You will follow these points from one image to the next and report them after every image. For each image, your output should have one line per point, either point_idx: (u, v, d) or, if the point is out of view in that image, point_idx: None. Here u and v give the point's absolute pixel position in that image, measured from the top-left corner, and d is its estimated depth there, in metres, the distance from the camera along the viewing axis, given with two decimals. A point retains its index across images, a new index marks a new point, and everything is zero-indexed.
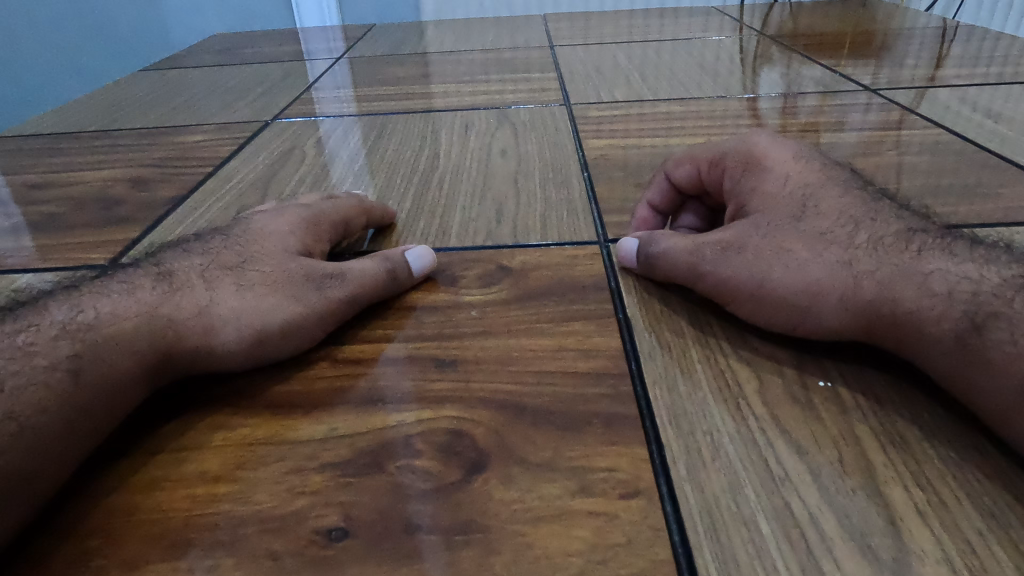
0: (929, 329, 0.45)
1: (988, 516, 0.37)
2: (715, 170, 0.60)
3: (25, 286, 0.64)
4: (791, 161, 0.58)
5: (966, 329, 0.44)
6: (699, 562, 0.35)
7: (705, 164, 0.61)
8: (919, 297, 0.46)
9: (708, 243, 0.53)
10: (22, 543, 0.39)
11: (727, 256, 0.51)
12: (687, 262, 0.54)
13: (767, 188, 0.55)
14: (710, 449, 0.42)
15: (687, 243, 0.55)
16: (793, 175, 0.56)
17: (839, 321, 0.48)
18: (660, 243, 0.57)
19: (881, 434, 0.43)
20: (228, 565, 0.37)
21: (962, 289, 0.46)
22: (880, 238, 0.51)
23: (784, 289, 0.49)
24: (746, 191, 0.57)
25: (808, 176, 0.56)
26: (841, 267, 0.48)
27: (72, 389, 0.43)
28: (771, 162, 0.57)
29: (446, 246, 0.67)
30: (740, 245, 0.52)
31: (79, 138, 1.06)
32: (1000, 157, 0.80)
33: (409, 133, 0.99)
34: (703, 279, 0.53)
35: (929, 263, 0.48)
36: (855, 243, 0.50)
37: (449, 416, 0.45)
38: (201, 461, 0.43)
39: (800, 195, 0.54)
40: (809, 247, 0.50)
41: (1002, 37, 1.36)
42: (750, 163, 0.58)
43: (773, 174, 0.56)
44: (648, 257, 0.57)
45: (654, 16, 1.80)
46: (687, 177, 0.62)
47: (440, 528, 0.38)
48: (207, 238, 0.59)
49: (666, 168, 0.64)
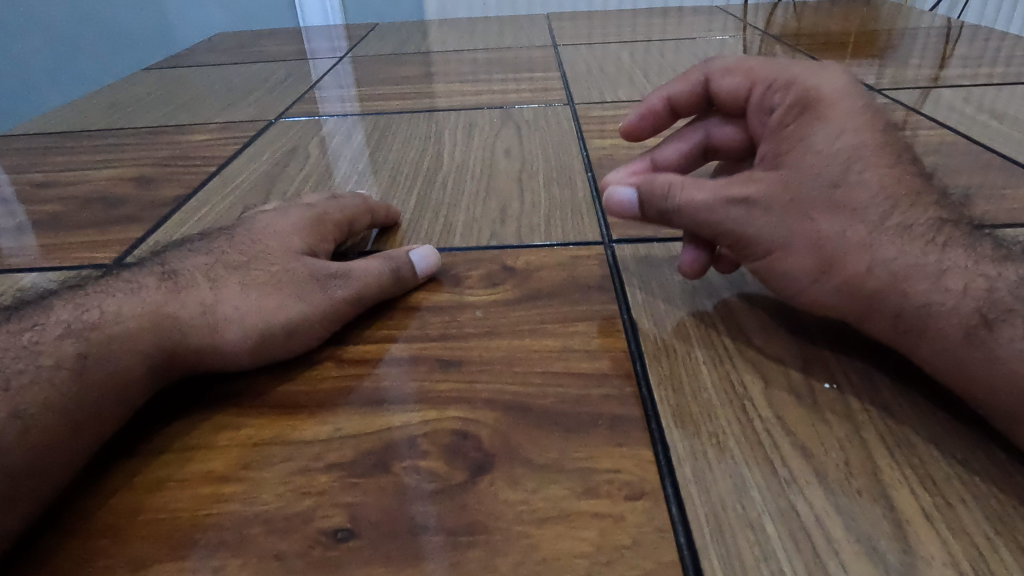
0: (937, 324, 0.44)
1: (995, 519, 0.37)
2: (767, 98, 0.53)
3: (30, 285, 0.64)
4: (855, 111, 0.50)
5: (977, 326, 0.43)
6: (706, 563, 0.35)
7: (757, 88, 0.54)
8: (933, 291, 0.45)
9: (733, 198, 0.49)
10: (27, 543, 0.39)
11: (749, 216, 0.49)
12: (706, 218, 0.50)
13: (817, 142, 0.49)
14: (716, 451, 0.42)
15: (711, 196, 0.50)
16: (851, 128, 0.49)
17: (834, 300, 0.48)
18: (678, 193, 0.51)
19: (887, 436, 0.42)
20: (235, 566, 0.37)
21: (977, 286, 0.45)
22: (911, 224, 0.47)
23: (792, 265, 0.48)
24: (789, 137, 0.50)
25: (866, 133, 0.49)
26: (858, 248, 0.46)
27: (77, 388, 0.43)
28: (832, 107, 0.49)
29: (450, 245, 0.67)
30: (767, 206, 0.48)
31: (83, 136, 1.06)
32: (1005, 158, 0.80)
33: (413, 133, 0.99)
34: (721, 234, 0.50)
35: (949, 257, 0.46)
36: (882, 226, 0.47)
37: (454, 418, 0.45)
38: (207, 461, 0.44)
39: (847, 156, 0.48)
40: (835, 221, 0.47)
41: (1006, 37, 1.35)
42: (808, 100, 0.50)
43: (830, 124, 0.49)
44: (646, 198, 0.52)
45: (659, 15, 1.80)
46: (731, 88, 0.57)
47: (445, 529, 0.38)
48: (212, 237, 0.59)
49: (710, 73, 0.59)
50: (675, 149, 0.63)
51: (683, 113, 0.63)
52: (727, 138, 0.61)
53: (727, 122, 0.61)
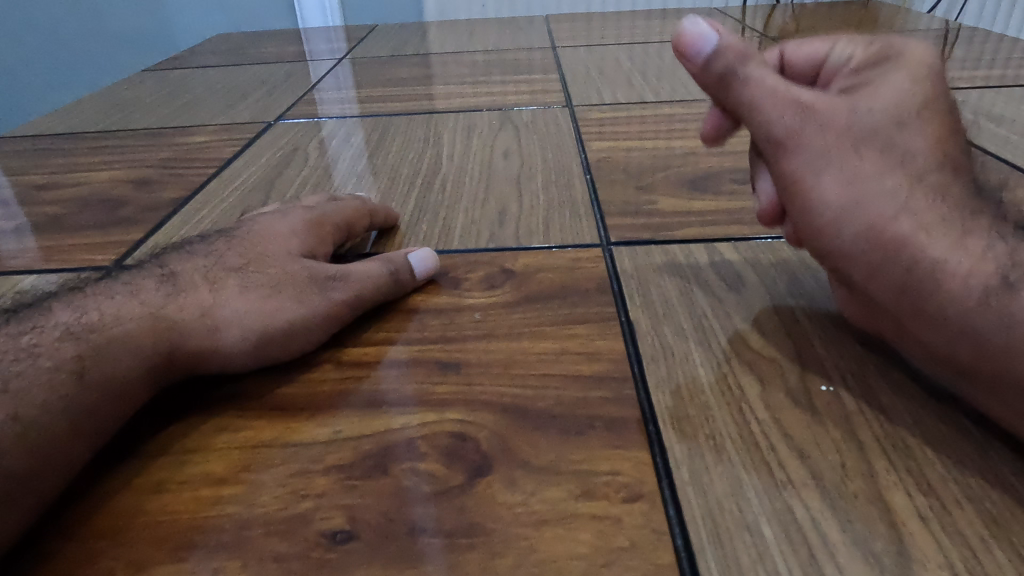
0: (952, 281, 0.43)
1: (990, 522, 0.37)
2: (848, 50, 0.55)
3: (30, 287, 0.65)
4: (931, 71, 0.52)
5: (995, 288, 0.42)
6: (702, 564, 0.36)
7: (840, 45, 0.56)
8: (954, 248, 0.44)
9: (795, 103, 0.51)
10: (27, 544, 0.39)
11: (807, 123, 0.50)
12: (763, 108, 0.52)
13: (893, 80, 0.51)
14: (713, 454, 0.42)
15: (779, 87, 0.52)
16: (923, 82, 0.51)
17: (853, 243, 0.47)
18: (753, 70, 0.52)
19: (884, 439, 0.43)
20: (234, 567, 0.37)
21: (1003, 252, 0.44)
22: (947, 186, 0.47)
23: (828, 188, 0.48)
24: (866, 75, 0.52)
25: (937, 92, 0.52)
26: (889, 194, 0.47)
27: (77, 390, 0.44)
28: (911, 62, 0.52)
29: (449, 248, 0.67)
30: (823, 119, 0.50)
31: (82, 138, 1.06)
32: (1002, 160, 0.81)
33: (412, 135, 0.99)
34: (767, 131, 0.51)
35: (979, 224, 0.46)
36: (919, 180, 0.47)
37: (453, 420, 0.45)
38: (206, 462, 0.44)
39: (917, 103, 0.50)
40: (884, 157, 0.48)
41: (1004, 39, 1.36)
42: (889, 52, 0.53)
43: (907, 70, 0.52)
44: (720, 49, 0.53)
45: (658, 17, 1.80)
46: (808, 55, 0.58)
47: (444, 531, 0.38)
48: (212, 239, 0.59)
49: (785, 49, 0.60)
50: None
51: None
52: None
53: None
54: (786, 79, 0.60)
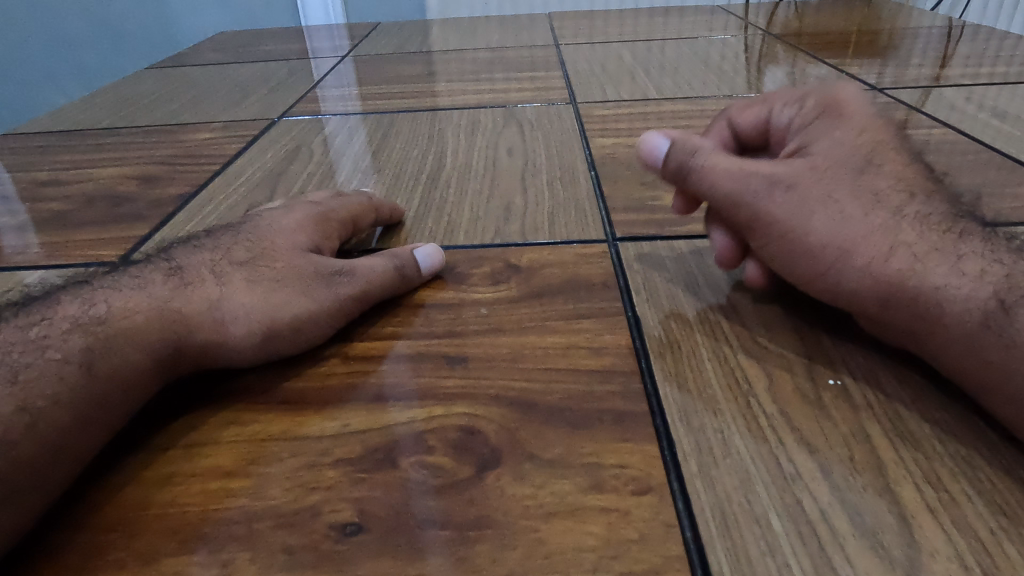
0: (954, 308, 0.44)
1: (1000, 514, 0.37)
2: (789, 109, 0.57)
3: (36, 282, 0.65)
4: (871, 117, 0.54)
5: (995, 309, 0.44)
6: (712, 557, 0.36)
7: (780, 104, 0.57)
8: (951, 275, 0.45)
9: (758, 174, 0.51)
10: (36, 536, 0.40)
11: (775, 192, 0.50)
12: (727, 186, 0.52)
13: (838, 135, 0.52)
14: (721, 448, 0.42)
15: (733, 166, 0.52)
16: (869, 129, 0.53)
17: (858, 284, 0.47)
18: (705, 157, 0.54)
19: (891, 431, 0.43)
20: (244, 560, 0.37)
21: (993, 273, 0.46)
22: (927, 214, 0.49)
23: (818, 240, 0.48)
24: (812, 130, 0.54)
25: (880, 135, 0.53)
26: (879, 232, 0.48)
27: (85, 383, 0.44)
28: (851, 109, 0.54)
29: (454, 244, 0.67)
30: (791, 184, 0.50)
31: (86, 135, 1.06)
32: (1005, 156, 0.81)
33: (416, 132, 0.99)
34: (737, 208, 0.52)
35: (963, 246, 0.48)
36: (902, 212, 0.49)
37: (460, 414, 0.45)
38: (214, 456, 0.44)
39: (868, 151, 0.52)
40: (858, 203, 0.49)
41: (1007, 36, 1.36)
42: (830, 103, 0.54)
43: (850, 121, 0.53)
44: (674, 151, 0.55)
45: (660, 14, 1.80)
46: (754, 116, 0.59)
47: (452, 524, 0.38)
48: (218, 234, 0.59)
49: (732, 115, 0.61)
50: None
51: None
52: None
53: (756, 153, 0.62)
54: (743, 139, 0.61)
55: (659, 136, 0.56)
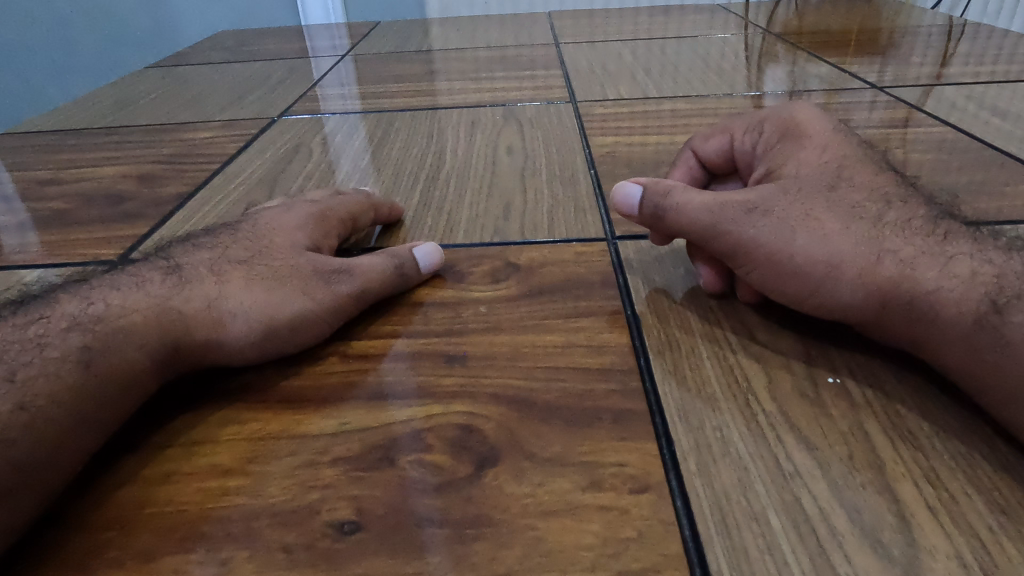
0: (946, 311, 0.45)
1: (999, 513, 0.37)
2: (749, 136, 0.58)
3: (35, 281, 0.65)
4: (830, 135, 0.56)
5: (986, 311, 0.44)
6: (711, 555, 0.36)
7: (739, 134, 0.59)
8: (941, 278, 0.46)
9: (734, 203, 0.51)
10: (34, 534, 0.40)
11: (753, 218, 0.50)
12: (705, 219, 0.52)
13: (803, 157, 0.54)
14: (720, 445, 0.42)
15: (708, 200, 0.52)
16: (831, 147, 0.55)
17: (850, 297, 0.47)
18: (678, 196, 0.53)
19: (890, 429, 0.43)
20: (242, 558, 0.37)
21: (984, 274, 0.46)
22: (907, 220, 0.50)
23: (804, 256, 0.48)
24: (779, 155, 0.55)
25: (844, 150, 0.55)
26: (865, 241, 0.48)
27: (83, 381, 0.44)
28: (810, 130, 0.56)
29: (453, 242, 0.67)
30: (766, 209, 0.50)
31: (86, 134, 1.06)
32: (1006, 154, 0.80)
33: (415, 131, 0.99)
34: (718, 238, 0.51)
35: (950, 248, 0.48)
36: (883, 221, 0.50)
37: (459, 412, 0.45)
38: (213, 454, 0.44)
39: (835, 168, 0.53)
40: (838, 218, 0.49)
41: (1009, 34, 1.35)
42: (789, 128, 0.56)
43: (812, 143, 0.55)
44: (648, 194, 0.55)
45: (661, 13, 1.80)
46: (716, 148, 0.61)
47: (451, 522, 0.38)
48: (216, 232, 0.59)
49: (695, 146, 0.62)
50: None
51: None
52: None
53: (724, 181, 0.63)
54: (709, 169, 0.63)
55: (630, 184, 0.56)
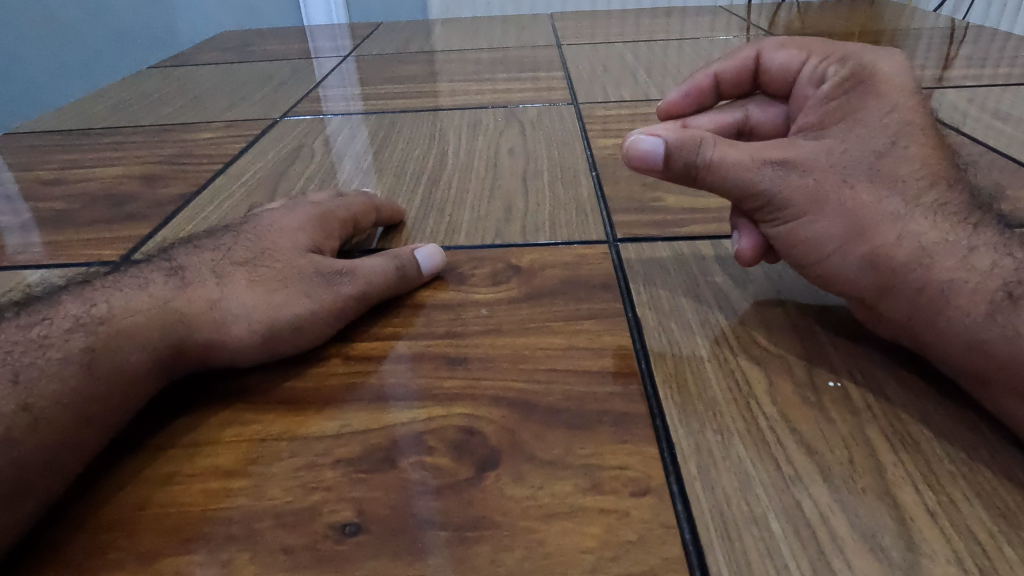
0: (961, 300, 0.44)
1: (998, 517, 0.37)
2: (821, 65, 0.55)
3: (37, 282, 0.65)
4: (906, 94, 0.51)
5: (1001, 301, 0.44)
6: (711, 559, 0.36)
7: (814, 59, 0.56)
8: (957, 270, 0.45)
9: (771, 159, 0.50)
10: (37, 534, 0.40)
11: (790, 177, 0.49)
12: (742, 179, 0.50)
13: (864, 115, 0.50)
14: (721, 449, 0.42)
15: (745, 155, 0.50)
16: (901, 108, 0.51)
17: (857, 277, 0.48)
18: (713, 151, 0.50)
19: (891, 434, 0.43)
20: (243, 560, 0.37)
21: (1004, 266, 0.46)
22: (945, 202, 0.49)
23: (818, 237, 0.49)
24: (837, 107, 0.51)
25: (915, 112, 0.51)
26: (889, 219, 0.47)
27: (86, 383, 0.44)
28: (887, 85, 0.51)
29: (454, 244, 0.67)
30: (806, 167, 0.49)
31: (89, 135, 1.07)
32: (1008, 157, 0.80)
33: (418, 133, 0.99)
34: (751, 197, 0.51)
35: (976, 239, 0.47)
36: (920, 201, 0.48)
37: (460, 414, 0.45)
38: (214, 456, 0.44)
39: (894, 131, 0.50)
40: (875, 189, 0.48)
41: (1011, 37, 1.35)
42: (862, 75, 0.51)
43: (883, 100, 0.50)
44: (675, 149, 0.51)
45: (663, 15, 1.80)
46: (780, 63, 0.59)
47: (452, 524, 0.38)
48: (218, 234, 0.59)
49: (762, 49, 0.61)
50: (709, 121, 0.64)
51: (728, 92, 0.64)
52: (769, 121, 0.63)
53: (768, 105, 0.63)
54: (761, 82, 0.62)
55: (649, 136, 0.51)
